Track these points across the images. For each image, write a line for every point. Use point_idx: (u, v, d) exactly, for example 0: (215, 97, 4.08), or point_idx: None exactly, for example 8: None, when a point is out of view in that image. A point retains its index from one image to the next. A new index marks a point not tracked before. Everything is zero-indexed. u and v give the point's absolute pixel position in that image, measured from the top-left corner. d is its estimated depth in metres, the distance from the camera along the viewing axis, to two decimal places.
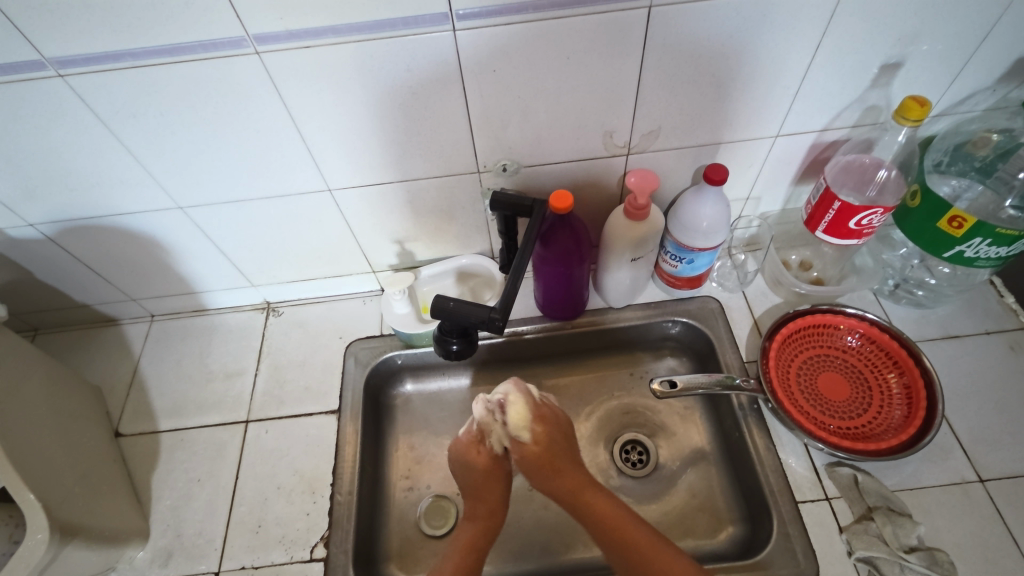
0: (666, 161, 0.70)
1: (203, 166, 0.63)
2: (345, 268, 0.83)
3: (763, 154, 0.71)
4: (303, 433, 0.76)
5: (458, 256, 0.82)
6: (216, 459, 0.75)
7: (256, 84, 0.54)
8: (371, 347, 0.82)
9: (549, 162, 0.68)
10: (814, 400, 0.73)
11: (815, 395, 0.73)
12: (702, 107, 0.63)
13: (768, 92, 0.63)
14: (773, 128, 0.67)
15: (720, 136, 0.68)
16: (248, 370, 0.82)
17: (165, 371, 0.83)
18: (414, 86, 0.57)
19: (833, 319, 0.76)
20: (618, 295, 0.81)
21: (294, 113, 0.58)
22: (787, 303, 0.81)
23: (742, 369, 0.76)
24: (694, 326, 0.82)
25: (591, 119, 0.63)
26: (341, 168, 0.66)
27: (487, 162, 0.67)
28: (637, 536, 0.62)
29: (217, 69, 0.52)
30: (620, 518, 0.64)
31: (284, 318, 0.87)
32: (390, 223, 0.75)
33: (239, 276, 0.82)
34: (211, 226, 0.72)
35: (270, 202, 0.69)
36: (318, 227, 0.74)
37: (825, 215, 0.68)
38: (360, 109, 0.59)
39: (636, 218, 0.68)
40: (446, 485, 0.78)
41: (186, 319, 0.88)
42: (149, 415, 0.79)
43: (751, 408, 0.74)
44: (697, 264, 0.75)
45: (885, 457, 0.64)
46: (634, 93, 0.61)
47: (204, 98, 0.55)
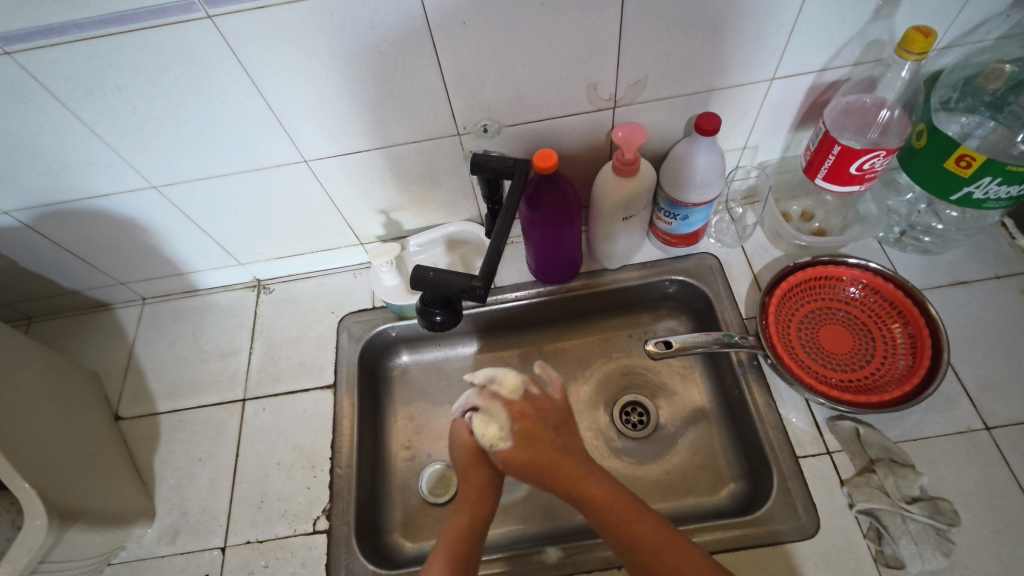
0: (655, 112, 0.67)
1: (170, 142, 0.60)
2: (332, 242, 0.82)
3: (758, 100, 0.67)
4: (300, 409, 0.76)
5: (447, 224, 0.80)
6: (216, 437, 0.75)
7: (213, 50, 0.51)
8: (364, 320, 0.81)
9: (533, 120, 0.65)
10: (817, 354, 0.71)
11: (816, 349, 0.71)
12: (691, 52, 0.59)
13: (761, 32, 0.58)
14: (769, 71, 0.63)
15: (712, 83, 0.64)
16: (243, 349, 0.81)
17: (160, 354, 0.82)
18: (381, 45, 0.53)
19: (834, 271, 0.73)
20: (612, 255, 0.79)
21: (257, 80, 0.55)
22: (788, 256, 0.79)
23: (742, 326, 0.74)
24: (692, 284, 0.80)
25: (572, 72, 0.60)
26: (315, 137, 0.63)
27: (467, 123, 0.64)
28: (633, 518, 0.58)
29: (169, 36, 0.49)
30: (606, 496, 0.60)
31: (275, 295, 0.86)
32: (372, 192, 0.73)
33: (225, 254, 0.81)
34: (189, 204, 0.70)
35: (245, 176, 0.67)
36: (299, 201, 0.72)
37: (825, 160, 0.64)
38: (325, 72, 0.55)
39: (625, 174, 0.64)
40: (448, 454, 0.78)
41: (177, 300, 0.87)
42: (147, 397, 0.79)
43: (751, 364, 0.72)
44: (692, 220, 0.73)
45: (888, 409, 0.63)
46: (617, 40, 0.57)
47: (161, 69, 0.52)
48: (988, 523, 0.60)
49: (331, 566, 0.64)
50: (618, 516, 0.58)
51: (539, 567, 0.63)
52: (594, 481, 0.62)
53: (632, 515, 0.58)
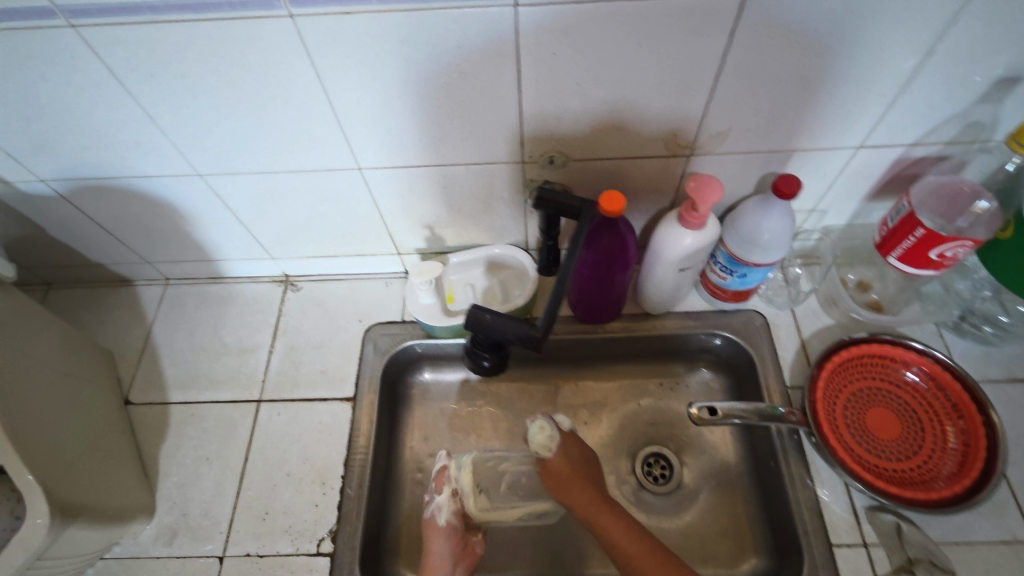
0: (730, 166, 0.63)
1: (226, 134, 0.57)
2: (369, 249, 0.79)
3: (839, 166, 0.64)
4: (316, 419, 0.73)
5: (492, 246, 0.77)
6: (227, 437, 0.72)
7: (288, 50, 0.48)
8: (391, 333, 0.78)
9: (603, 157, 0.62)
10: (862, 437, 0.68)
11: (862, 432, 0.68)
12: (781, 111, 0.56)
13: (859, 100, 0.55)
14: (856, 140, 0.60)
15: (796, 143, 0.61)
16: (263, 347, 0.79)
17: (178, 340, 0.80)
18: (464, 65, 0.50)
19: (888, 352, 0.69)
20: (659, 302, 0.75)
21: (327, 84, 0.52)
22: (840, 326, 0.76)
23: (785, 395, 0.71)
24: (736, 342, 0.76)
25: (654, 115, 0.57)
26: (373, 148, 0.60)
27: (534, 153, 0.61)
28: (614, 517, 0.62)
29: (244, 30, 0.46)
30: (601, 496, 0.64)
31: (303, 294, 0.83)
32: (422, 206, 0.70)
33: (258, 247, 0.78)
34: (233, 196, 0.67)
35: (294, 176, 0.64)
36: (345, 206, 0.69)
37: (904, 240, 0.61)
38: (398, 85, 0.52)
39: (692, 226, 0.61)
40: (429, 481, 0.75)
41: (201, 285, 0.85)
42: (160, 385, 0.76)
43: (790, 437, 0.69)
44: (749, 278, 0.69)
45: (934, 511, 0.59)
46: (708, 89, 0.54)
47: (230, 60, 0.49)
48: None
49: None
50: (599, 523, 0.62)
51: None
52: (616, 525, 0.61)
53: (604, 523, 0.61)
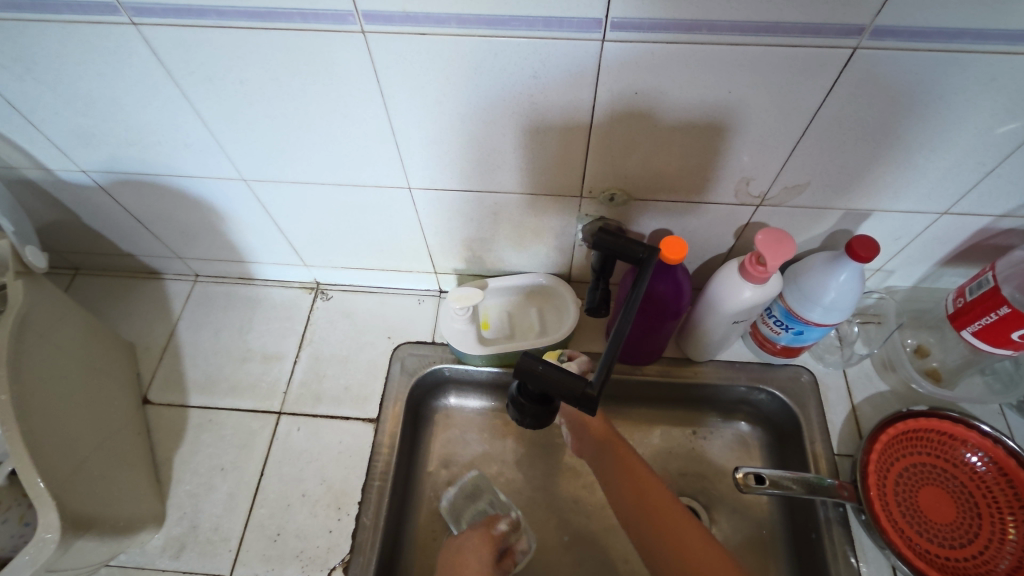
0: (800, 219, 0.60)
1: (277, 144, 0.55)
2: (405, 265, 0.76)
3: (916, 230, 0.60)
4: (336, 439, 0.70)
5: (536, 275, 0.74)
6: (243, 449, 0.70)
7: (354, 66, 0.46)
8: (420, 354, 0.75)
9: (666, 199, 0.59)
10: (911, 519, 0.64)
11: (911, 513, 0.64)
12: (866, 170, 0.53)
13: (954, 166, 0.51)
14: (941, 205, 0.56)
15: (875, 203, 0.57)
16: (288, 356, 0.76)
17: (202, 341, 0.78)
18: (536, 96, 0.48)
19: (950, 428, 0.65)
20: (704, 350, 0.72)
21: (389, 103, 0.49)
22: (894, 394, 0.71)
23: (831, 463, 0.67)
24: (781, 399, 0.72)
25: (730, 162, 0.53)
26: (426, 169, 0.57)
27: (594, 189, 0.58)
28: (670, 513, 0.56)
29: (312, 42, 0.44)
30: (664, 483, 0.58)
31: (332, 304, 0.81)
32: (467, 229, 0.67)
33: (293, 254, 0.76)
34: (274, 203, 0.65)
35: (340, 190, 0.61)
36: (388, 222, 0.67)
37: (983, 316, 0.57)
38: (462, 111, 0.50)
39: (754, 280, 0.58)
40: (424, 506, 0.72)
41: (230, 285, 0.82)
42: (180, 386, 0.74)
43: (835, 509, 0.65)
44: (806, 336, 0.65)
45: None
46: (792, 142, 0.50)
47: (292, 72, 0.47)
48: None
49: None
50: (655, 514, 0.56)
51: None
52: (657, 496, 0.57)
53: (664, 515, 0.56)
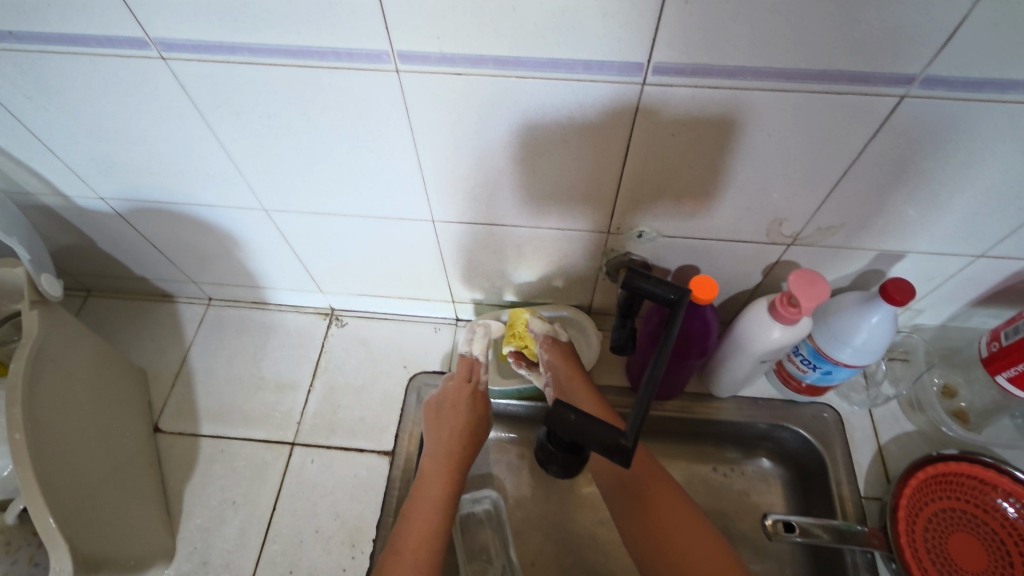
0: (831, 259, 0.59)
1: (302, 177, 0.54)
2: (423, 294, 0.75)
3: (949, 271, 0.59)
4: (350, 472, 0.68)
5: (558, 308, 0.73)
6: (255, 481, 0.68)
7: (386, 105, 0.45)
8: (437, 385, 0.74)
9: (695, 237, 0.58)
10: (943, 568, 0.62)
11: (943, 561, 0.62)
12: (903, 212, 0.52)
13: (994, 211, 0.50)
14: (978, 248, 0.55)
15: (910, 244, 0.56)
16: (302, 385, 0.75)
17: (215, 368, 0.76)
18: (570, 136, 0.47)
19: (982, 473, 0.63)
20: (727, 386, 0.70)
21: (418, 140, 0.48)
22: (922, 434, 0.70)
23: (859, 507, 0.65)
24: (805, 437, 0.71)
25: (763, 203, 0.52)
26: (451, 203, 0.56)
27: (622, 226, 0.57)
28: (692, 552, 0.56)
29: (344, 81, 0.43)
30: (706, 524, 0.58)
31: (347, 332, 0.79)
32: (489, 262, 0.66)
33: (309, 281, 0.75)
34: (294, 233, 0.64)
35: (362, 222, 0.60)
36: (409, 253, 0.66)
37: (1020, 362, 0.55)
38: (493, 149, 0.49)
39: (785, 321, 0.56)
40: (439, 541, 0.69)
41: (243, 310, 0.81)
42: (192, 415, 0.73)
43: (864, 554, 0.62)
44: (834, 376, 0.64)
45: None
46: (829, 184, 0.49)
47: (322, 109, 0.46)
48: None
49: None
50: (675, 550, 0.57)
51: None
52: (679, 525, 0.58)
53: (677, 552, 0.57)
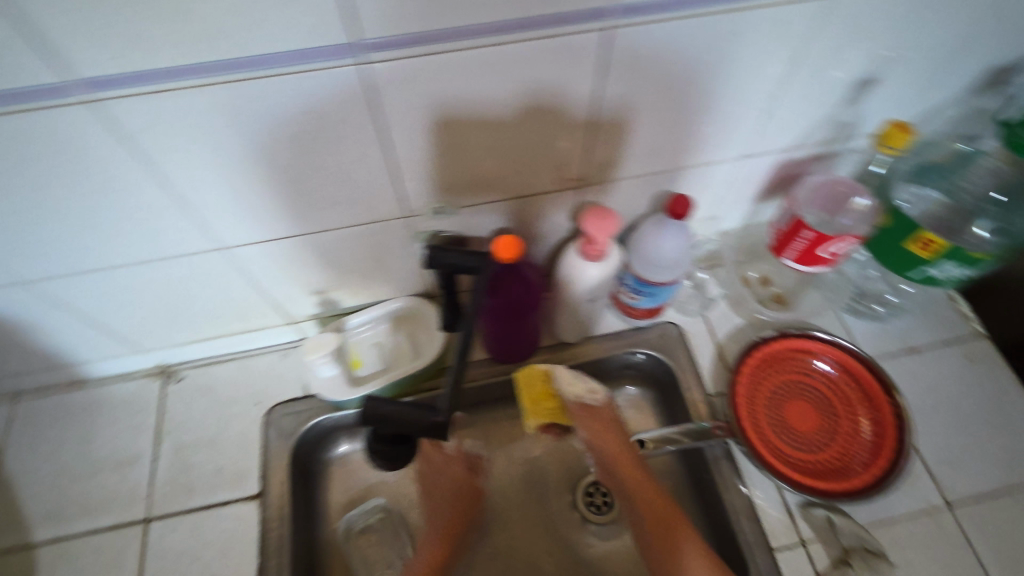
0: (622, 192, 0.62)
1: (54, 237, 0.50)
2: (254, 324, 0.71)
3: (724, 176, 0.64)
4: (220, 527, 0.64)
5: (399, 302, 0.71)
6: (113, 572, 0.62)
7: (106, 140, 0.43)
8: (294, 412, 0.70)
9: (492, 201, 0.58)
10: (784, 434, 0.69)
11: (784, 428, 0.69)
12: (662, 133, 0.55)
13: (734, 114, 0.55)
14: (737, 150, 0.60)
15: (682, 161, 0.60)
16: (146, 455, 0.68)
17: (37, 467, 0.68)
18: (317, 130, 0.46)
19: (795, 343, 0.71)
20: (573, 330, 0.73)
21: (163, 168, 0.46)
22: (750, 325, 0.77)
23: (709, 406, 0.71)
24: (655, 356, 0.76)
25: (537, 153, 0.53)
26: (231, 225, 0.53)
27: (417, 206, 0.56)
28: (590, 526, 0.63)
29: (48, 125, 0.41)
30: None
31: (186, 384, 0.73)
32: (304, 275, 0.63)
33: (121, 342, 0.68)
34: (74, 296, 0.58)
35: (147, 268, 0.56)
36: (215, 288, 0.61)
37: (794, 242, 0.62)
38: (247, 159, 0.47)
39: (592, 258, 0.59)
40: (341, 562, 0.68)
41: (58, 394, 0.72)
42: (19, 525, 0.64)
43: (719, 444, 0.68)
44: (658, 296, 0.68)
45: (862, 498, 0.62)
46: (586, 124, 0.51)
47: (35, 154, 0.43)
48: None
49: None
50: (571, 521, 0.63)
51: None
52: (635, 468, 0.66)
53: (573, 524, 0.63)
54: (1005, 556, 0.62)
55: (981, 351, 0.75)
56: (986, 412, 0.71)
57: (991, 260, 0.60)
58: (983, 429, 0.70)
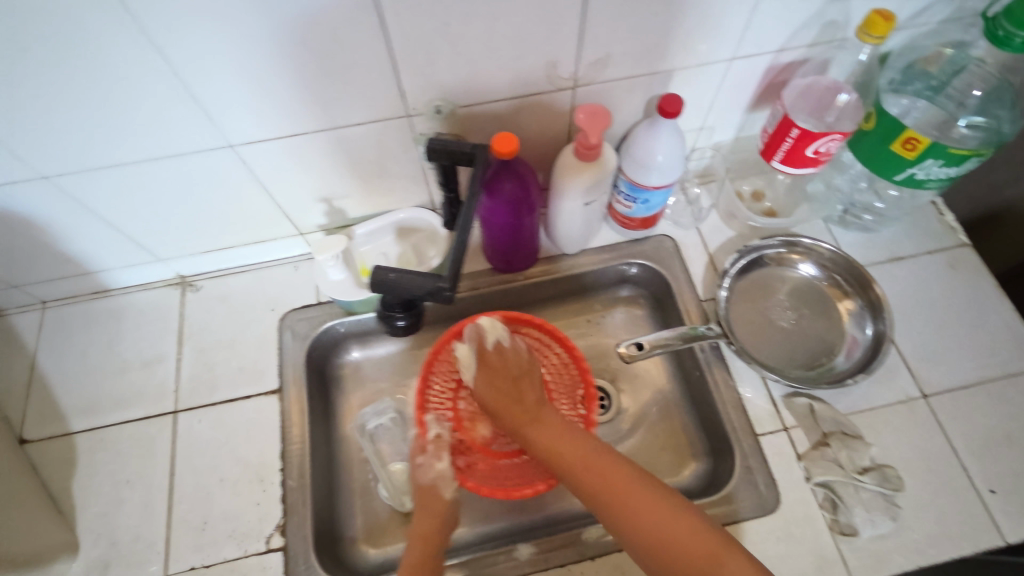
0: (615, 92, 0.64)
1: (72, 143, 0.55)
2: (267, 233, 0.74)
3: (717, 79, 0.66)
4: (242, 418, 0.70)
5: (412, 211, 0.73)
6: (147, 454, 0.68)
7: (122, 40, 0.46)
8: (308, 317, 0.75)
9: (487, 101, 0.61)
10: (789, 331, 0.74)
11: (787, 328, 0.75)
12: (655, 28, 0.56)
13: (724, 12, 0.56)
14: (728, 52, 0.62)
15: (673, 62, 0.61)
16: (170, 356, 0.74)
17: (70, 366, 0.73)
18: (321, 17, 0.47)
19: (443, 361, 0.72)
20: (571, 241, 0.77)
21: (180, 67, 0.49)
22: (741, 235, 0.80)
23: (702, 313, 0.75)
24: (651, 267, 0.79)
25: (532, 47, 0.55)
26: (242, 121, 0.56)
27: (418, 104, 0.59)
28: (429, 510, 0.62)
29: (73, 35, 0.45)
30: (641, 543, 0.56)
31: (204, 293, 0.78)
32: (312, 179, 0.66)
33: (141, 250, 0.72)
34: (93, 196, 0.62)
35: (161, 166, 0.60)
36: (231, 195, 0.66)
37: (782, 142, 0.65)
38: (252, 61, 0.50)
39: (586, 157, 0.63)
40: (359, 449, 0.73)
41: (85, 303, 0.77)
42: (58, 416, 0.70)
43: (712, 349, 0.72)
44: (653, 203, 0.71)
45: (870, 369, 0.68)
46: (579, 13, 0.52)
47: (50, 40, 0.45)
48: (924, 486, 0.64)
49: None
50: (424, 504, 0.63)
51: (511, 565, 0.62)
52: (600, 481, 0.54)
53: (434, 496, 0.64)
54: (973, 440, 0.67)
55: (963, 257, 0.78)
56: (964, 314, 0.75)
57: (974, 157, 0.61)
58: (961, 328, 0.73)
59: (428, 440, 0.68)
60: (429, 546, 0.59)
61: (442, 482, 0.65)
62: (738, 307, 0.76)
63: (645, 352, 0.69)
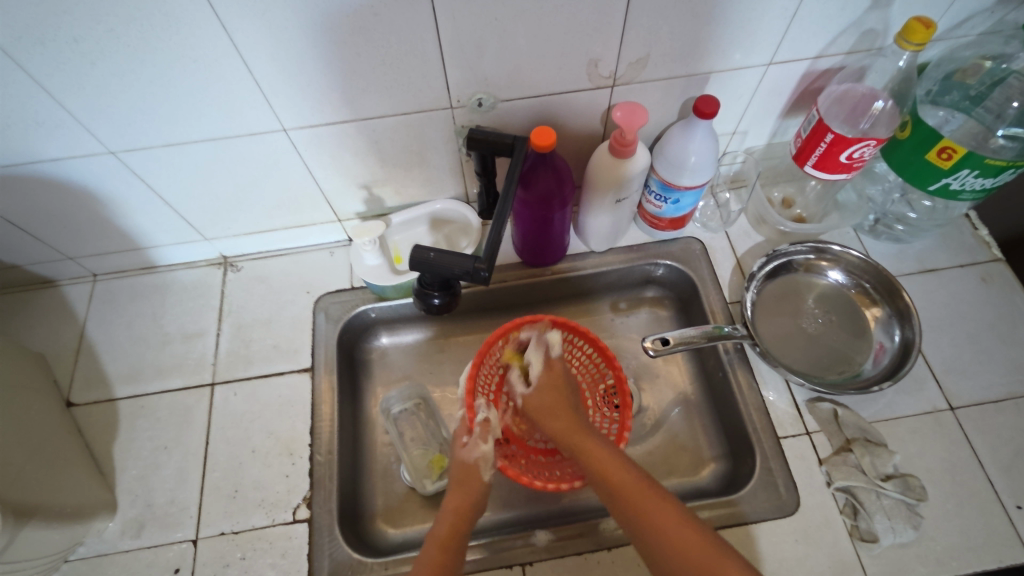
0: (652, 93, 0.65)
1: (138, 119, 0.58)
2: (308, 217, 0.78)
3: (753, 84, 0.67)
4: (275, 393, 0.72)
5: (447, 203, 0.76)
6: (183, 423, 0.71)
7: (194, 24, 0.49)
8: (342, 300, 0.78)
9: (528, 96, 0.63)
10: (817, 338, 0.74)
11: (814, 334, 0.75)
12: (694, 31, 0.58)
13: (764, 17, 0.57)
14: (766, 57, 0.63)
15: (711, 65, 0.63)
16: (210, 331, 0.77)
17: (116, 336, 0.77)
18: (377, 7, 0.50)
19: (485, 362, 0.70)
20: (600, 238, 0.78)
21: (243, 51, 0.52)
22: (770, 241, 0.81)
23: (727, 314, 0.76)
24: (678, 268, 0.80)
25: (574, 45, 0.57)
26: (295, 105, 0.59)
27: (461, 96, 0.62)
28: (464, 488, 0.61)
29: (149, 16, 0.48)
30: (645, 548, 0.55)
31: (244, 273, 0.81)
32: (355, 166, 0.69)
33: (189, 228, 0.76)
34: (151, 173, 0.66)
35: (215, 145, 0.63)
36: (278, 177, 0.69)
37: (816, 147, 0.66)
38: (311, 47, 0.53)
39: (621, 155, 0.63)
40: (383, 429, 0.75)
41: (132, 277, 0.81)
42: (103, 382, 0.74)
43: (736, 352, 0.73)
44: (683, 204, 0.73)
45: (898, 372, 0.68)
46: (623, 14, 0.54)
47: (128, 21, 0.48)
48: (949, 498, 0.64)
49: (313, 555, 0.62)
50: (462, 482, 0.62)
51: (528, 551, 0.63)
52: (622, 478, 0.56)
53: (475, 476, 0.62)
54: (1001, 454, 0.66)
55: (996, 272, 0.78)
56: (996, 328, 0.74)
57: (1012, 169, 0.61)
58: (993, 342, 0.73)
59: (476, 422, 0.66)
60: (458, 521, 0.58)
61: (484, 463, 0.63)
62: (764, 310, 0.76)
63: (670, 347, 0.70)
